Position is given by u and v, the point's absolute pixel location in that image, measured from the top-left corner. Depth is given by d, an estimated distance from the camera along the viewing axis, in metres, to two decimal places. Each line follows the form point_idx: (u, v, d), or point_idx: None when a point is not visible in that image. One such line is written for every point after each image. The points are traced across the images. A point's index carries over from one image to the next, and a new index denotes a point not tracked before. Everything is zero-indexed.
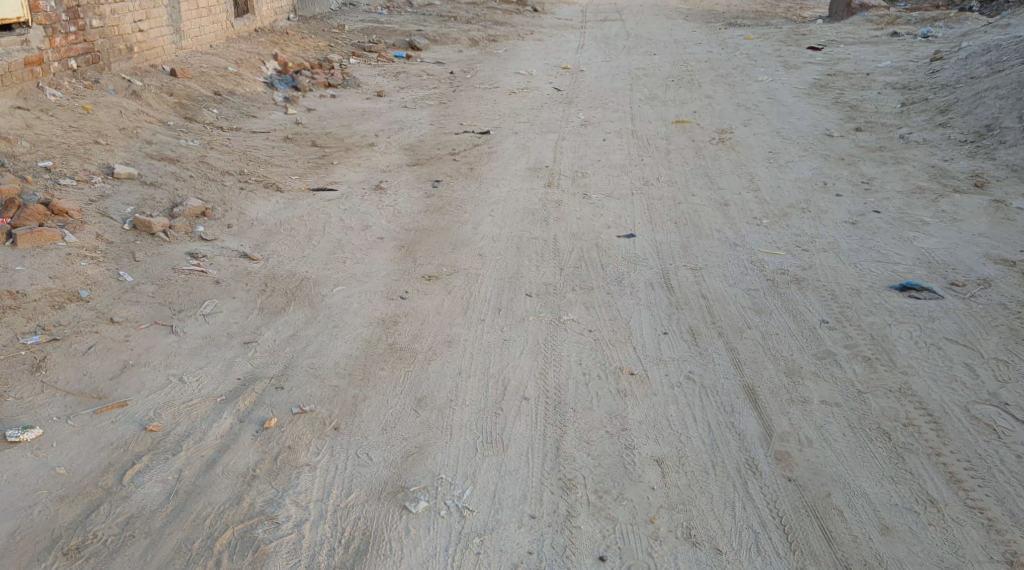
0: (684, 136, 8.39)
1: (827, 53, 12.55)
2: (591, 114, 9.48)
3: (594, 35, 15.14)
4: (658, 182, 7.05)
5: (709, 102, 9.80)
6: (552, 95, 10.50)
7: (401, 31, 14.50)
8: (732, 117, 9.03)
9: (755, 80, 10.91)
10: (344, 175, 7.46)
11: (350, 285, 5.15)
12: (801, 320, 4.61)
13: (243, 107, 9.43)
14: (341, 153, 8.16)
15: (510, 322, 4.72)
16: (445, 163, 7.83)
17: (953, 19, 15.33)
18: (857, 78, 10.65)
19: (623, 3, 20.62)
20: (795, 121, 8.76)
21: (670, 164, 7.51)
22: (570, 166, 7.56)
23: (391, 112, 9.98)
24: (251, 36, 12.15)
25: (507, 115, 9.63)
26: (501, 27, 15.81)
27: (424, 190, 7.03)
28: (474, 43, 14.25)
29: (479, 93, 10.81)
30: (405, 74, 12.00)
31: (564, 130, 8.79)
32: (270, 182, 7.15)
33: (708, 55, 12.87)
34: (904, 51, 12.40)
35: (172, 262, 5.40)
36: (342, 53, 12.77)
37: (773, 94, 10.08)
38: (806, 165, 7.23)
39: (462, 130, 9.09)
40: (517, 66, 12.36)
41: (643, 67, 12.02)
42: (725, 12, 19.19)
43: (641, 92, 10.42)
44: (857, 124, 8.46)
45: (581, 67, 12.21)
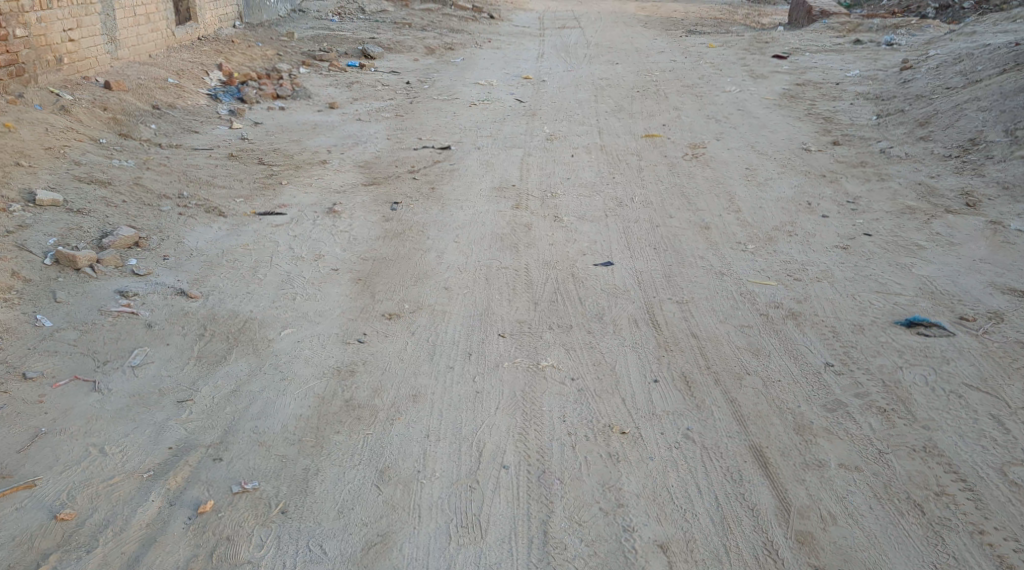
0: (655, 151, 7.97)
1: (793, 62, 12.24)
2: (555, 127, 9.03)
3: (553, 43, 14.70)
4: (632, 203, 6.61)
5: (678, 114, 9.41)
6: (514, 107, 10.02)
7: (353, 39, 13.92)
8: (703, 131, 8.64)
9: (723, 90, 10.55)
10: (294, 197, 6.90)
11: (301, 326, 4.62)
12: (804, 363, 4.20)
13: (184, 121, 8.82)
14: (291, 172, 7.60)
15: (480, 369, 4.23)
16: (404, 182, 7.31)
17: (916, 26, 15.14)
18: (827, 89, 10.34)
19: (580, 10, 20.21)
20: (769, 134, 8.39)
21: (643, 183, 7.08)
22: (538, 185, 7.08)
23: (344, 126, 9.42)
24: (194, 44, 11.59)
25: (467, 128, 9.13)
26: (457, 34, 15.30)
27: (382, 214, 6.50)
28: (429, 51, 13.72)
29: (437, 104, 10.29)
30: (359, 84, 11.44)
31: (529, 146, 8.32)
32: (212, 206, 6.55)
33: (672, 64, 12.50)
34: (871, 59, 12.13)
35: (99, 303, 4.81)
36: (291, 62, 12.18)
37: (744, 106, 9.71)
38: (787, 183, 6.84)
39: (420, 145, 8.58)
40: (476, 76, 11.86)
41: (606, 76, 11.60)
42: (684, 20, 18.88)
43: (607, 104, 9.99)
44: (834, 138, 8.11)
45: (542, 77, 11.75)
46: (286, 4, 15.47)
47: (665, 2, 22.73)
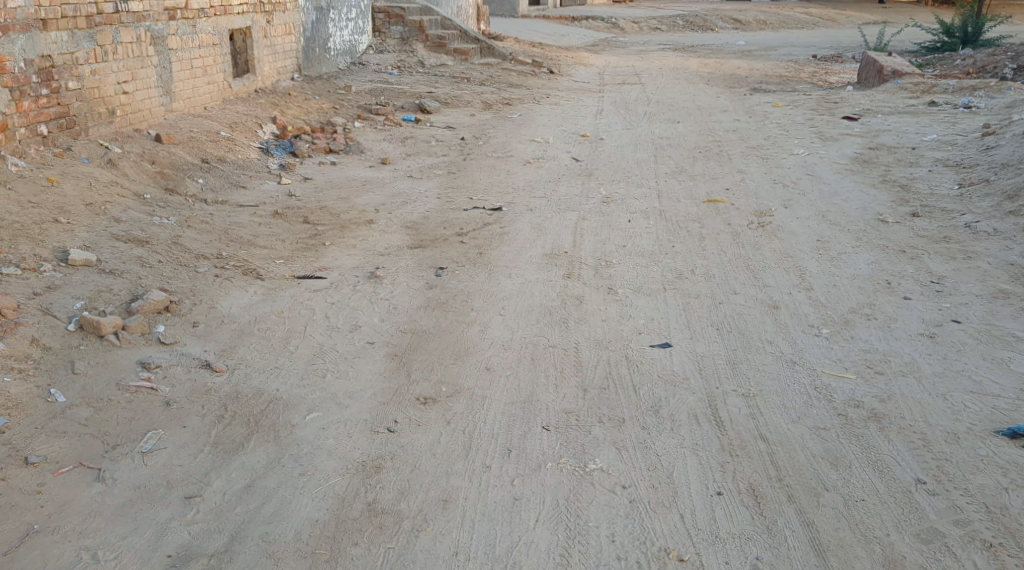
0: (718, 217, 7.52)
1: (864, 124, 11.73)
2: (613, 189, 8.64)
3: (613, 100, 14.38)
4: (693, 275, 6.16)
5: (743, 178, 8.95)
6: (570, 166, 9.67)
7: (410, 93, 13.80)
8: (770, 197, 8.17)
9: (790, 153, 10.07)
10: (336, 259, 6.59)
11: (328, 409, 4.26)
12: (891, 479, 3.69)
13: (232, 176, 8.63)
14: (336, 232, 7.31)
15: (519, 471, 3.82)
16: (451, 245, 6.96)
17: (995, 88, 14.51)
18: (902, 154, 9.82)
19: (641, 65, 19.96)
20: (841, 203, 7.89)
21: (705, 252, 6.62)
22: (592, 252, 6.67)
23: (395, 183, 9.17)
24: (250, 96, 11.58)
25: (521, 188, 8.80)
26: (515, 89, 15.11)
27: (426, 280, 6.15)
28: (487, 106, 13.52)
29: (491, 161, 10.01)
30: (413, 139, 11.23)
31: (584, 208, 7.94)
32: (251, 268, 6.28)
33: (736, 124, 12.07)
34: (948, 123, 11.57)
35: (117, 375, 4.50)
36: (346, 116, 12.05)
37: (812, 170, 9.22)
38: (863, 258, 6.33)
39: (471, 205, 8.26)
40: (533, 133, 11.57)
41: (667, 136, 11.22)
42: (748, 77, 18.48)
43: (667, 165, 9.59)
44: (912, 209, 7.59)
45: (600, 135, 11.41)
46: (346, 57, 15.72)
47: (729, 58, 22.38)
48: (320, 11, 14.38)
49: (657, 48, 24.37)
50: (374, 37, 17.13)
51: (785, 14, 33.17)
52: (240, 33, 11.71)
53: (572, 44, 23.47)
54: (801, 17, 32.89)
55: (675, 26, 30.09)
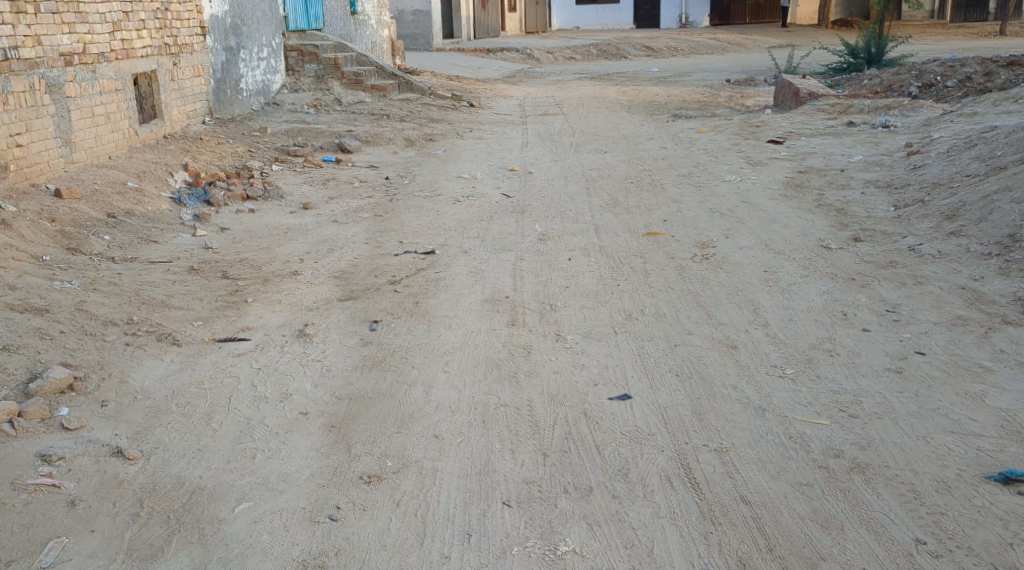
0: (660, 251, 7.26)
1: (790, 146, 11.71)
2: (547, 225, 8.33)
3: (537, 131, 14.15)
4: (643, 316, 5.85)
5: (679, 208, 8.74)
6: (501, 203, 9.34)
7: (329, 132, 13.34)
8: (709, 227, 7.96)
9: (722, 180, 9.93)
10: (260, 318, 6.10)
11: (261, 498, 3.82)
12: (888, 543, 3.42)
13: (142, 230, 8.06)
14: (258, 287, 6.82)
15: (482, 560, 3.43)
16: (384, 294, 6.53)
17: (909, 107, 14.74)
18: (832, 176, 9.76)
19: (560, 95, 19.86)
20: (782, 230, 7.71)
21: (651, 290, 6.33)
22: (535, 296, 6.32)
23: (319, 228, 8.69)
24: (158, 143, 11.00)
25: (452, 228, 8.42)
26: (437, 124, 14.77)
27: (360, 336, 5.70)
28: (409, 144, 13.13)
29: (419, 201, 9.61)
30: (335, 181, 10.76)
31: (521, 248, 7.59)
32: (165, 332, 5.76)
33: (665, 152, 11.93)
34: (872, 143, 11.62)
35: (13, 472, 3.95)
36: (262, 159, 11.53)
37: (747, 196, 9.07)
38: (814, 289, 6.12)
39: (401, 249, 7.84)
40: (459, 169, 11.22)
41: (597, 167, 10.99)
42: (667, 103, 18.51)
43: (601, 198, 9.33)
44: (854, 233, 7.46)
45: (528, 168, 11.13)
46: (260, 97, 15.19)
47: (645, 85, 22.50)
48: (229, 52, 13.88)
49: (574, 78, 24.38)
50: (287, 75, 16.62)
51: (695, 40, 33.69)
52: (145, 77, 11.15)
53: (489, 76, 23.29)
54: (711, 43, 33.45)
55: (588, 55, 30.25)
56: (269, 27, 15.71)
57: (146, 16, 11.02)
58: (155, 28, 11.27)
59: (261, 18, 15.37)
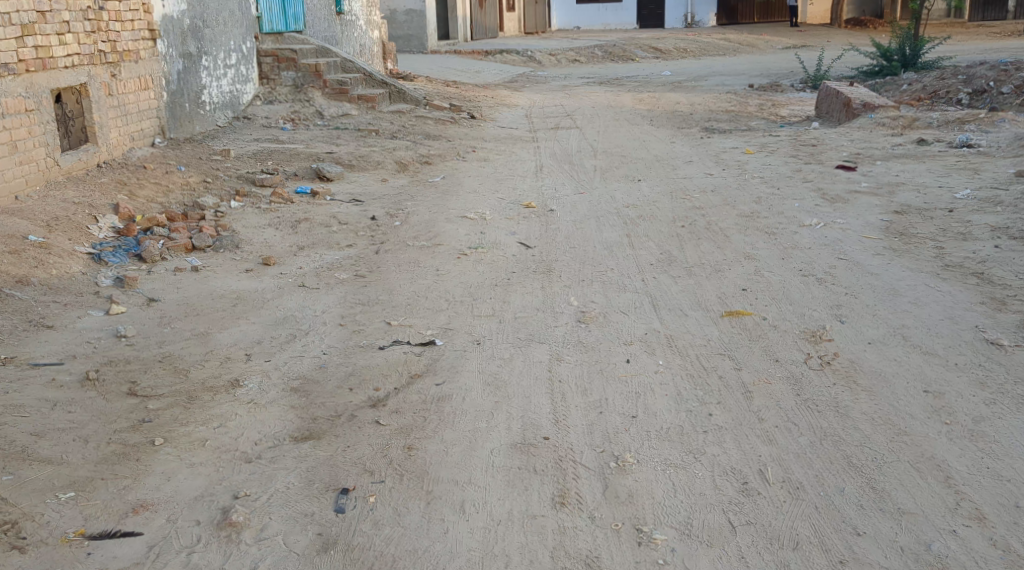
0: (755, 347, 5.13)
1: (866, 174, 9.61)
2: (586, 297, 6.21)
3: (551, 151, 12.03)
4: (768, 486, 3.75)
5: (756, 268, 6.62)
6: (519, 258, 7.21)
7: (306, 154, 11.22)
8: (809, 303, 5.83)
9: (798, 223, 7.80)
10: (167, 483, 3.95)
11: None
12: None
13: (35, 310, 5.97)
14: (176, 413, 4.63)
15: None
16: (360, 431, 4.37)
17: (986, 120, 12.59)
18: (941, 219, 7.68)
19: (570, 104, 17.73)
20: (915, 310, 5.59)
21: (765, 429, 4.19)
22: (588, 440, 4.18)
23: (281, 298, 6.58)
24: (88, 174, 8.90)
25: (458, 300, 6.32)
26: (434, 142, 12.65)
27: (316, 529, 3.62)
28: (401, 168, 10.97)
29: (413, 253, 7.50)
30: (308, 222, 8.61)
31: (555, 339, 5.44)
32: (4, 519, 3.65)
33: (711, 180, 9.81)
34: (967, 170, 9.50)
35: None
36: (219, 193, 9.35)
37: (841, 250, 6.95)
38: (1022, 432, 4.03)
39: (389, 335, 5.70)
40: (462, 204, 9.09)
41: (633, 202, 8.87)
42: (693, 114, 16.36)
43: (648, 251, 7.20)
44: (1023, 318, 5.35)
45: (548, 203, 9.00)
46: (226, 110, 13.03)
47: (660, 91, 20.37)
48: (186, 58, 11.74)
49: (581, 83, 22.23)
50: (260, 84, 14.42)
51: (705, 41, 31.58)
52: (72, 92, 9.04)
53: (489, 81, 21.14)
54: (722, 44, 31.31)
55: (593, 57, 28.12)
56: (238, 30, 13.55)
57: (72, 16, 8.89)
58: (85, 32, 9.14)
59: (228, 18, 13.20)
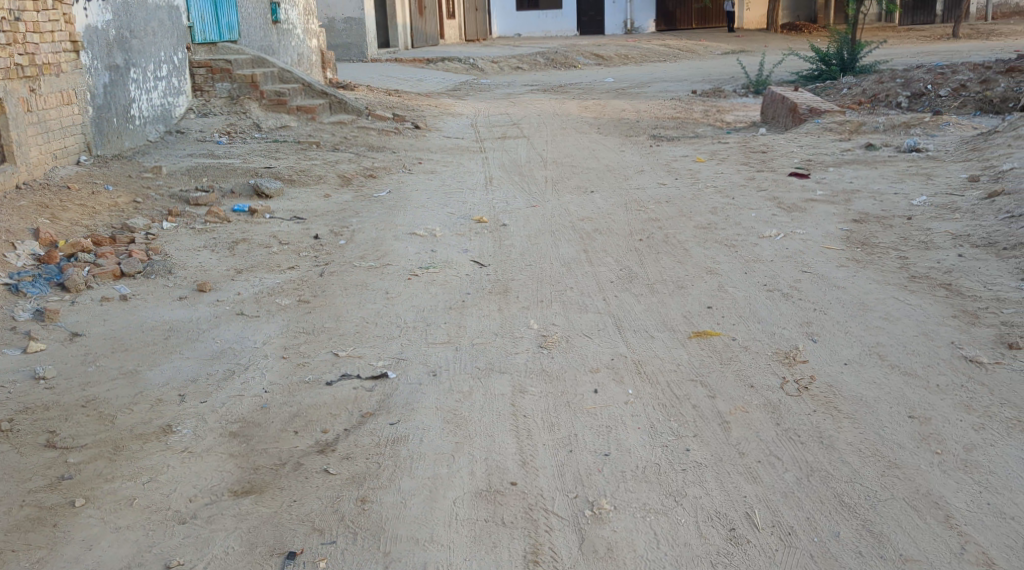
0: (727, 371, 4.84)
1: (821, 180, 9.46)
2: (545, 320, 5.88)
3: (499, 162, 11.70)
4: (758, 533, 3.52)
5: (720, 284, 6.37)
6: (472, 278, 6.86)
7: (243, 169, 10.72)
8: (778, 321, 5.58)
9: (758, 234, 7.58)
10: (89, 554, 3.60)
11: None
12: None
13: None
14: (99, 467, 4.20)
15: None
16: (308, 482, 4.00)
17: (932, 124, 12.58)
18: (901, 226, 7.52)
19: (516, 112, 17.42)
20: (888, 326, 5.37)
21: (747, 465, 3.90)
22: (559, 485, 3.85)
23: (218, 328, 6.14)
24: (6, 197, 8.35)
25: (411, 326, 5.94)
26: (378, 154, 12.23)
27: None
28: (344, 182, 10.53)
29: (361, 274, 7.10)
30: (246, 243, 8.15)
31: (515, 368, 5.09)
32: None
33: (664, 190, 9.57)
34: (921, 175, 9.40)
35: None
36: (150, 214, 8.82)
37: (805, 262, 6.74)
38: (1018, 462, 3.81)
39: (337, 367, 5.30)
40: (410, 220, 8.70)
41: (587, 215, 8.57)
42: (639, 121, 16.16)
43: (606, 267, 6.92)
44: (1000, 332, 5.16)
45: (500, 217, 8.66)
46: (158, 125, 12.46)
47: (605, 98, 20.18)
48: (113, 71, 11.17)
49: (524, 90, 21.96)
50: (194, 96, 13.85)
51: (645, 47, 31.58)
52: None
53: (432, 90, 20.75)
54: (663, 50, 31.35)
55: (536, 64, 27.92)
56: (168, 40, 12.97)
57: None
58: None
59: (157, 28, 12.62)
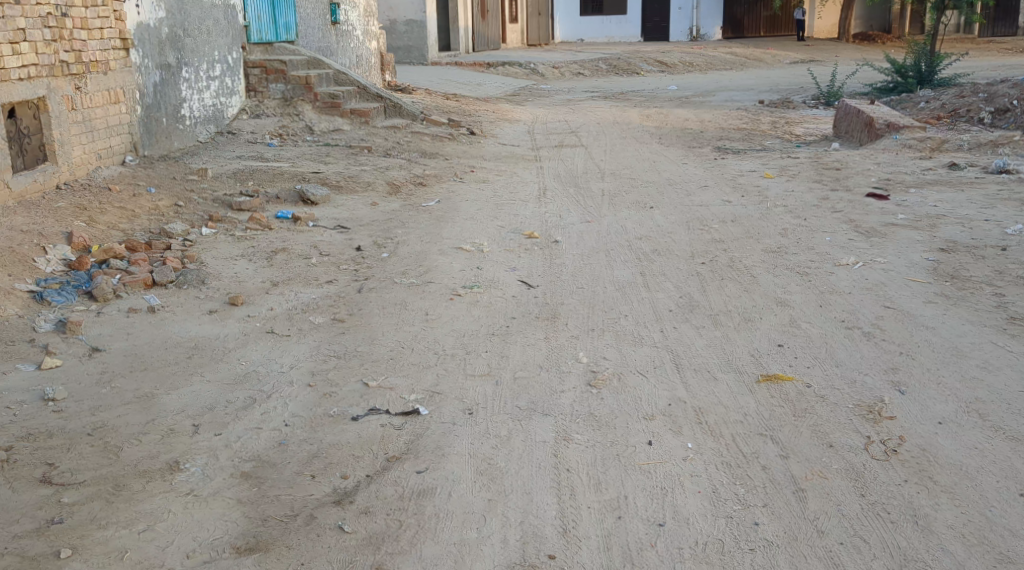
0: (801, 427, 4.26)
1: (901, 202, 8.77)
2: (596, 353, 5.34)
3: (555, 172, 11.19)
4: None
5: (791, 318, 5.77)
6: (520, 300, 6.36)
7: (291, 173, 10.38)
8: (859, 365, 4.97)
9: (833, 261, 6.95)
10: None
11: None
12: None
13: None
14: (94, 510, 3.81)
15: None
16: (319, 541, 3.59)
17: (1022, 143, 11.74)
18: (995, 258, 6.83)
19: (575, 119, 16.91)
20: (987, 376, 4.74)
21: (826, 550, 3.40)
22: (604, 562, 3.40)
23: (246, 347, 5.72)
24: (44, 198, 8.08)
25: (450, 353, 5.45)
26: (430, 160, 11.82)
27: None
28: (393, 190, 10.12)
29: (401, 291, 6.64)
30: (286, 253, 7.76)
31: (560, 411, 4.56)
32: None
33: (730, 208, 8.95)
34: (1013, 199, 8.65)
35: None
36: (190, 219, 8.49)
37: (887, 296, 6.10)
38: None
39: (366, 400, 4.83)
40: (457, 233, 8.24)
41: (646, 233, 8.01)
42: (704, 132, 15.51)
43: (666, 293, 6.36)
44: None
45: (552, 233, 8.15)
46: (209, 125, 12.21)
47: (668, 107, 19.53)
48: (165, 69, 10.93)
49: (585, 97, 21.40)
50: (247, 97, 13.59)
51: (711, 55, 30.77)
52: (28, 106, 8.25)
53: (490, 95, 20.32)
54: (729, 58, 30.53)
55: (597, 70, 27.34)
56: (223, 39, 12.73)
57: (29, 23, 8.15)
58: (44, 40, 8.38)
59: (212, 26, 12.37)
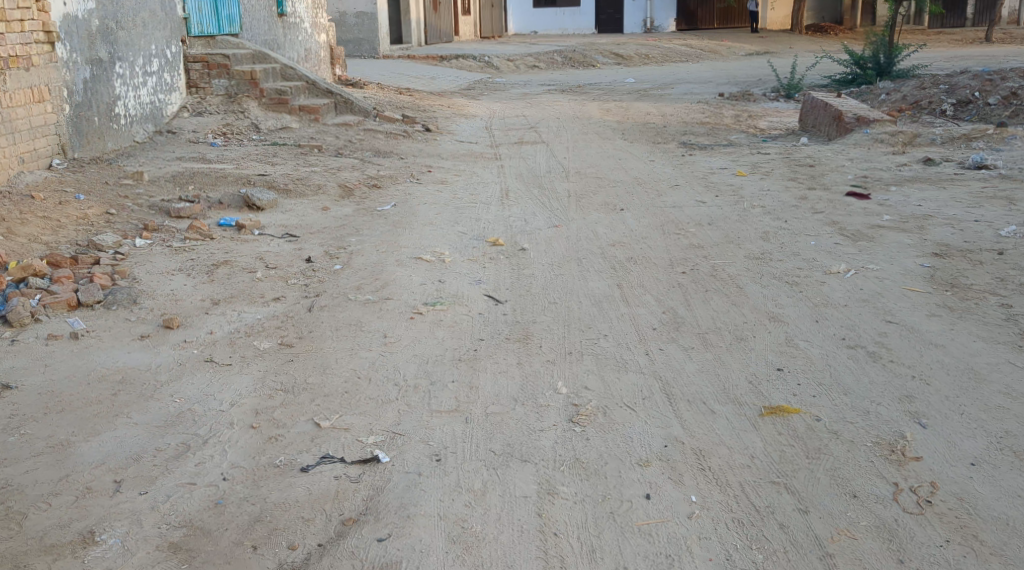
0: (818, 471, 3.76)
1: (884, 202, 8.34)
2: (576, 381, 4.77)
3: (516, 171, 10.61)
4: None
5: (788, 336, 5.25)
6: (488, 318, 5.78)
7: (234, 175, 9.65)
8: (870, 392, 4.46)
9: (823, 268, 6.46)
10: None
11: None
12: None
13: None
14: None
15: None
16: None
17: (995, 137, 11.42)
18: (994, 263, 6.40)
19: (534, 114, 16.33)
20: (1014, 404, 4.26)
21: None
22: None
23: (181, 380, 5.06)
24: None
25: (412, 385, 4.83)
26: (385, 160, 11.17)
27: None
28: (345, 193, 9.46)
29: (356, 310, 6.01)
30: (229, 266, 7.07)
31: (541, 456, 3.98)
32: None
33: (705, 209, 8.45)
34: (999, 198, 8.27)
35: None
36: (122, 229, 7.76)
37: (887, 309, 5.62)
38: None
39: (317, 445, 4.21)
40: (416, 241, 7.61)
41: (620, 239, 7.47)
42: (667, 126, 15.03)
43: (647, 308, 5.81)
44: None
45: (519, 239, 7.57)
46: (147, 123, 11.42)
47: (627, 101, 19.04)
48: (96, 65, 10.14)
49: (542, 90, 20.84)
50: (188, 93, 12.79)
51: (667, 47, 30.40)
52: None
53: (445, 88, 19.66)
54: (685, 50, 30.19)
55: (553, 63, 26.80)
56: (160, 32, 11.92)
57: None
58: None
59: (148, 18, 11.57)
